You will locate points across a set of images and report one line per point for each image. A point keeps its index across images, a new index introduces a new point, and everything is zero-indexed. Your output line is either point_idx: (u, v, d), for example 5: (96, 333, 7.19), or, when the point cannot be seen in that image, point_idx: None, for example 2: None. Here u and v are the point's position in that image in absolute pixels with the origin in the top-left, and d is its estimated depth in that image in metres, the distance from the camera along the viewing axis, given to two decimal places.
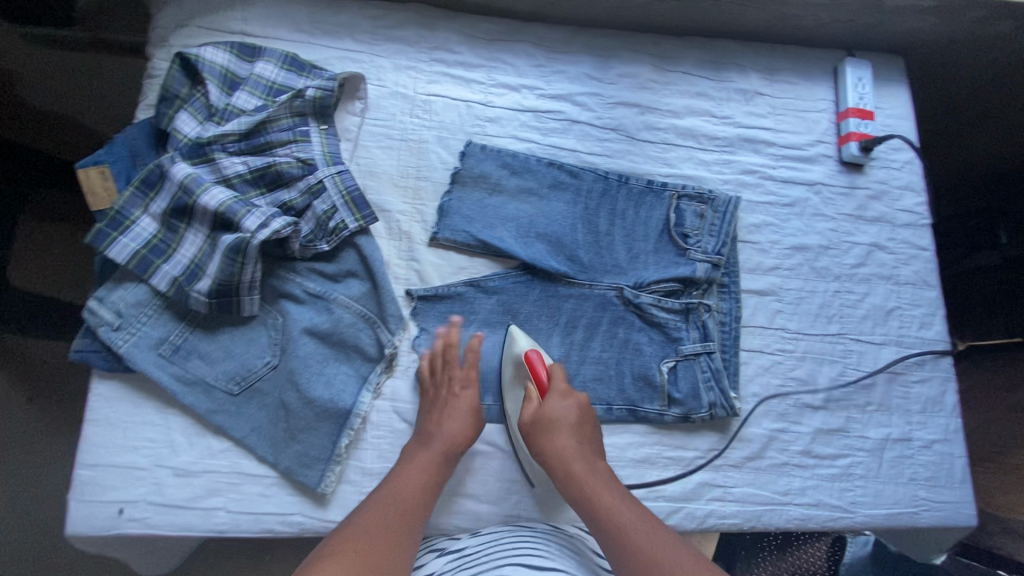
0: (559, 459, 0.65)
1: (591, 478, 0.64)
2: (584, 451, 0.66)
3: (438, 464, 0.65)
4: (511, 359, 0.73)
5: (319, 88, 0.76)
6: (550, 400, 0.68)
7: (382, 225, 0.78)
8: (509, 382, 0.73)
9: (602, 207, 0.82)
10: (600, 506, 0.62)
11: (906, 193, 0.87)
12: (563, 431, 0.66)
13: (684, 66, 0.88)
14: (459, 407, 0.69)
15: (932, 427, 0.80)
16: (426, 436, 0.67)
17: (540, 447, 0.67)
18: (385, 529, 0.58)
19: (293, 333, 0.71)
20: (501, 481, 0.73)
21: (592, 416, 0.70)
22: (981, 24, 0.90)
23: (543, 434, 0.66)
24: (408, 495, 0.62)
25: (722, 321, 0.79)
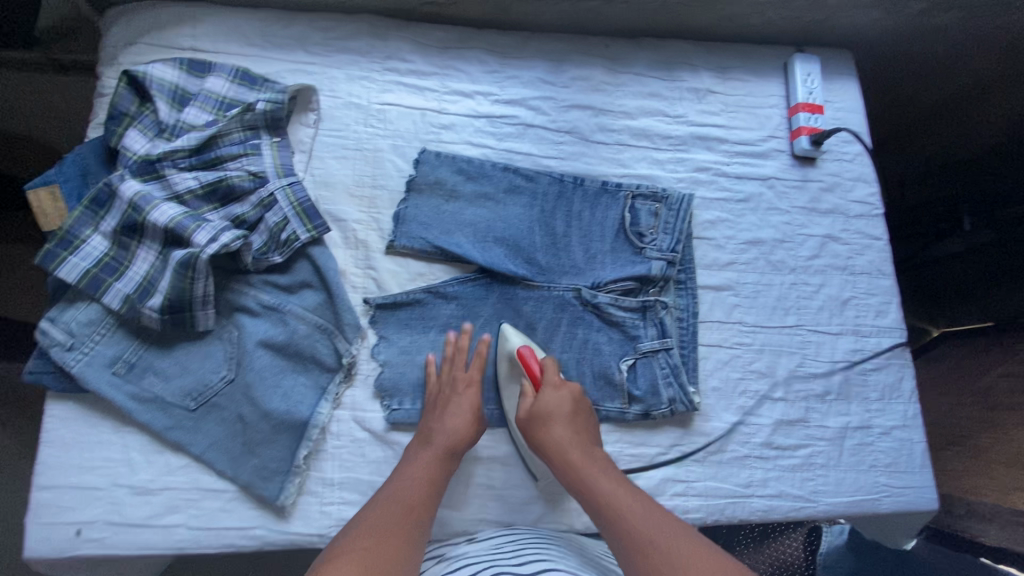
0: (558, 450, 0.67)
1: (592, 467, 0.65)
2: (580, 440, 0.68)
3: (442, 462, 0.66)
4: (507, 357, 0.76)
5: (269, 101, 0.76)
6: (545, 394, 0.70)
7: (337, 234, 0.78)
8: (504, 379, 0.76)
9: (558, 209, 0.82)
10: (603, 496, 0.63)
11: (858, 185, 0.89)
12: (559, 421, 0.68)
13: (636, 67, 0.89)
14: (460, 404, 0.70)
15: (890, 414, 0.81)
16: (429, 436, 0.68)
17: (539, 440, 0.68)
18: (397, 525, 0.58)
19: (248, 346, 0.71)
20: (472, 486, 0.74)
21: (587, 407, 0.72)
22: (923, 16, 0.92)
23: (540, 425, 0.68)
24: (414, 489, 0.63)
25: (680, 317, 0.80)
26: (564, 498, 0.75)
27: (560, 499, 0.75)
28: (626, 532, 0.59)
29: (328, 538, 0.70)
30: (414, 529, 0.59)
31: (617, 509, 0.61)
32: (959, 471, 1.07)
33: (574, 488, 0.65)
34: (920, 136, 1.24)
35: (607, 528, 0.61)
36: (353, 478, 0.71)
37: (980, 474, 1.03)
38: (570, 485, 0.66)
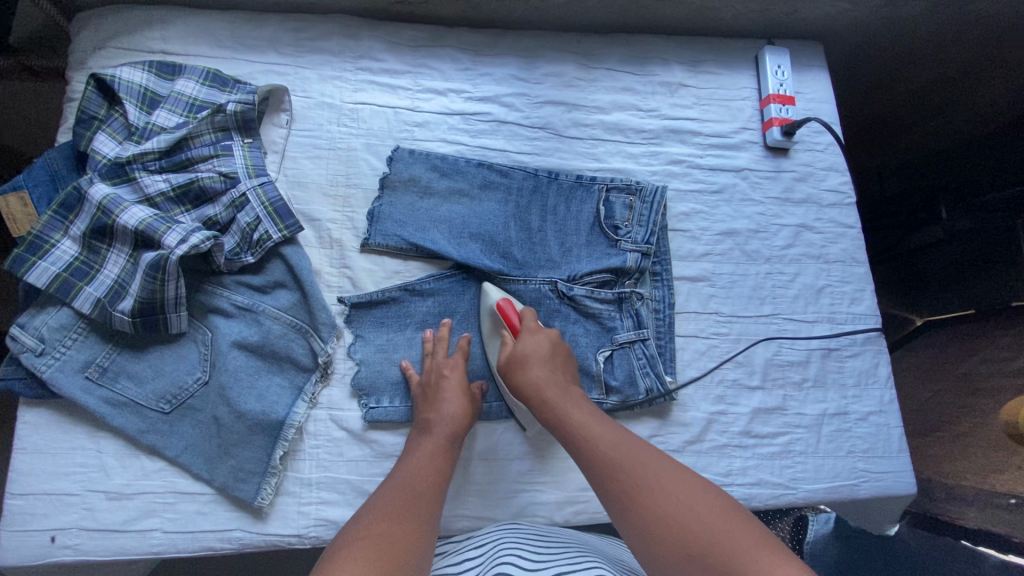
0: (535, 389, 0.68)
1: (566, 403, 0.67)
2: (555, 377, 0.69)
3: (443, 449, 0.67)
4: (486, 311, 0.76)
5: (239, 101, 0.76)
6: (522, 340, 0.71)
7: (311, 234, 0.77)
8: (487, 335, 0.76)
9: (533, 204, 0.83)
10: (579, 428, 0.65)
11: (831, 174, 0.90)
12: (534, 364, 0.69)
13: (609, 62, 0.90)
14: (452, 388, 0.70)
15: (867, 400, 0.82)
16: (426, 423, 0.68)
17: (517, 383, 0.69)
18: (403, 513, 0.58)
19: (222, 347, 0.70)
20: (462, 484, 0.74)
21: (563, 347, 0.73)
22: (890, 6, 0.93)
23: (519, 371, 0.69)
24: (421, 479, 0.63)
25: (656, 308, 0.81)
26: (544, 491, 0.75)
27: (542, 493, 0.75)
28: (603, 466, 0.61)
29: (308, 538, 0.70)
30: (420, 513, 0.59)
31: (594, 445, 0.63)
32: (940, 457, 1.07)
33: (549, 423, 0.67)
34: (899, 126, 1.26)
35: (585, 462, 0.63)
36: (331, 477, 0.71)
37: (963, 459, 1.03)
38: (546, 421, 0.67)
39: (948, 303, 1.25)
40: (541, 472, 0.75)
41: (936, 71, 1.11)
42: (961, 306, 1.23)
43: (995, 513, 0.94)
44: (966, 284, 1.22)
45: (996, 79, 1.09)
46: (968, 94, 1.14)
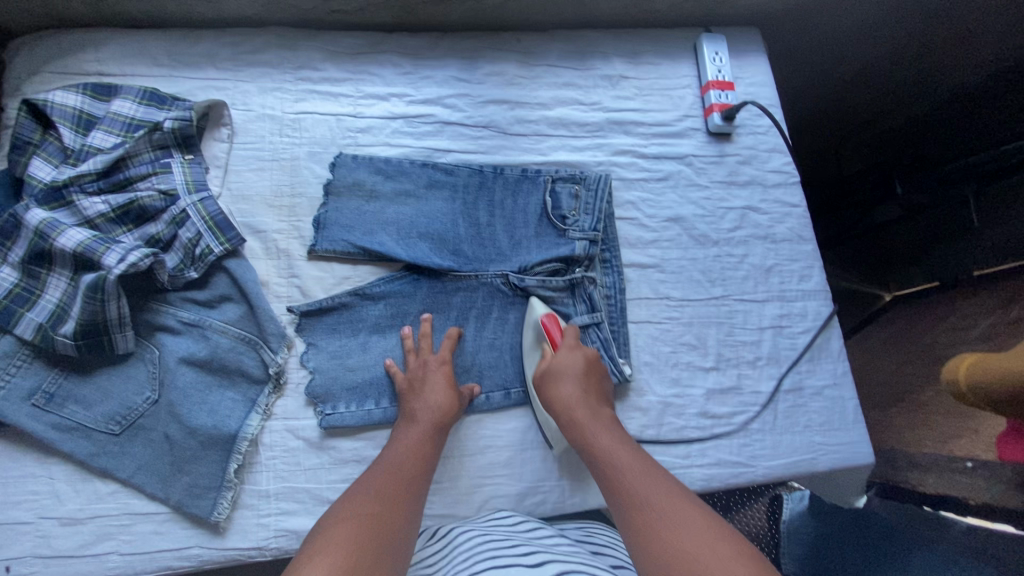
0: (565, 405, 0.69)
1: (599, 429, 0.67)
2: (587, 399, 0.70)
3: (430, 436, 0.68)
4: (530, 324, 0.78)
5: (177, 118, 0.76)
6: (559, 356, 0.73)
7: (257, 245, 0.77)
8: (528, 349, 0.78)
9: (480, 200, 0.84)
10: (613, 455, 0.64)
11: (774, 155, 0.91)
12: (569, 379, 0.71)
13: (549, 59, 0.91)
14: (437, 379, 0.72)
15: (821, 374, 0.83)
16: (413, 412, 0.70)
17: (550, 396, 0.71)
18: (392, 490, 0.61)
19: (170, 364, 0.70)
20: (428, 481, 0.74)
21: (600, 368, 0.74)
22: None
23: (554, 383, 0.71)
24: (411, 459, 0.65)
25: (608, 294, 0.82)
26: (506, 484, 0.75)
27: (503, 486, 0.75)
28: (629, 496, 0.59)
29: (268, 550, 0.69)
30: (408, 491, 0.61)
31: (624, 475, 0.62)
32: (905, 427, 1.11)
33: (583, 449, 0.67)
34: (862, 104, 1.27)
35: (612, 496, 0.61)
36: (290, 487, 0.71)
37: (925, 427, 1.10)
38: (578, 446, 0.68)
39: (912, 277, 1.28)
40: (501, 464, 0.76)
41: (884, 47, 1.12)
42: (926, 280, 1.26)
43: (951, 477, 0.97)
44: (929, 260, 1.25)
45: (956, 51, 1.09)
46: (922, 70, 1.15)
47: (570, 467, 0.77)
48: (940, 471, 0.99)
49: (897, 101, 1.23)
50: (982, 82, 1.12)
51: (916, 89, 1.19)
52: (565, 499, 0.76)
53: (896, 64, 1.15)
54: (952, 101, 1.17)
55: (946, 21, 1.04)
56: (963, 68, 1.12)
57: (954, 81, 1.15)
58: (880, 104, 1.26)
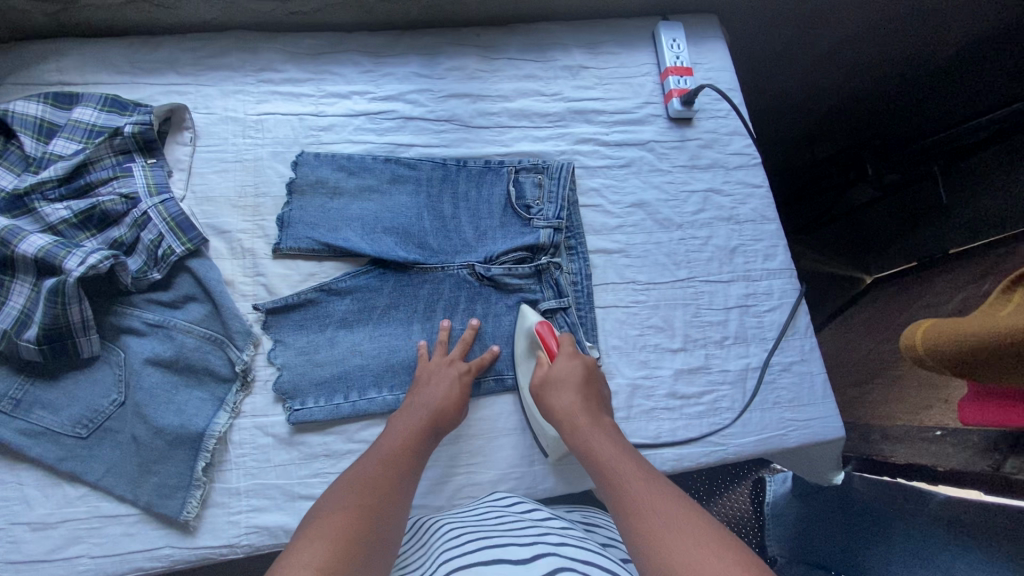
0: (565, 414, 0.68)
1: (603, 440, 0.65)
2: (587, 404, 0.69)
3: (428, 431, 0.67)
4: (525, 332, 0.77)
5: (137, 123, 0.77)
6: (556, 366, 0.71)
7: (222, 246, 0.78)
8: (522, 356, 0.77)
9: (444, 192, 0.84)
10: (617, 464, 0.61)
11: (735, 138, 0.92)
12: (564, 389, 0.69)
13: (509, 52, 0.93)
14: (450, 385, 0.71)
15: (789, 350, 0.84)
16: (414, 408, 0.69)
17: (549, 407, 0.69)
18: (385, 481, 0.60)
19: (135, 365, 0.70)
20: None
21: (597, 376, 0.73)
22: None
23: (552, 395, 0.69)
24: (404, 451, 0.64)
25: (574, 280, 0.83)
26: (477, 472, 0.76)
27: (475, 474, 0.76)
28: (631, 504, 0.56)
29: (239, 547, 0.69)
30: (401, 485, 0.61)
31: (626, 484, 0.58)
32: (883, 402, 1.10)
33: (586, 460, 0.65)
34: (828, 90, 1.29)
35: (612, 502, 0.58)
36: (260, 484, 0.71)
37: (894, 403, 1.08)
38: (582, 458, 0.65)
39: (892, 259, 1.34)
40: (471, 453, 0.76)
41: (870, 17, 1.10)
42: (907, 260, 1.31)
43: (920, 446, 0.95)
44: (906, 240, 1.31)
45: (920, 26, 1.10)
46: (906, 43, 1.14)
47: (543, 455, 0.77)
48: (912, 441, 0.97)
49: (865, 81, 1.25)
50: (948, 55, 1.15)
51: (888, 68, 1.21)
52: (537, 484, 0.77)
53: (859, 44, 1.16)
54: (921, 79, 1.21)
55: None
56: (934, 45, 1.14)
57: (920, 56, 1.17)
58: (847, 85, 1.27)
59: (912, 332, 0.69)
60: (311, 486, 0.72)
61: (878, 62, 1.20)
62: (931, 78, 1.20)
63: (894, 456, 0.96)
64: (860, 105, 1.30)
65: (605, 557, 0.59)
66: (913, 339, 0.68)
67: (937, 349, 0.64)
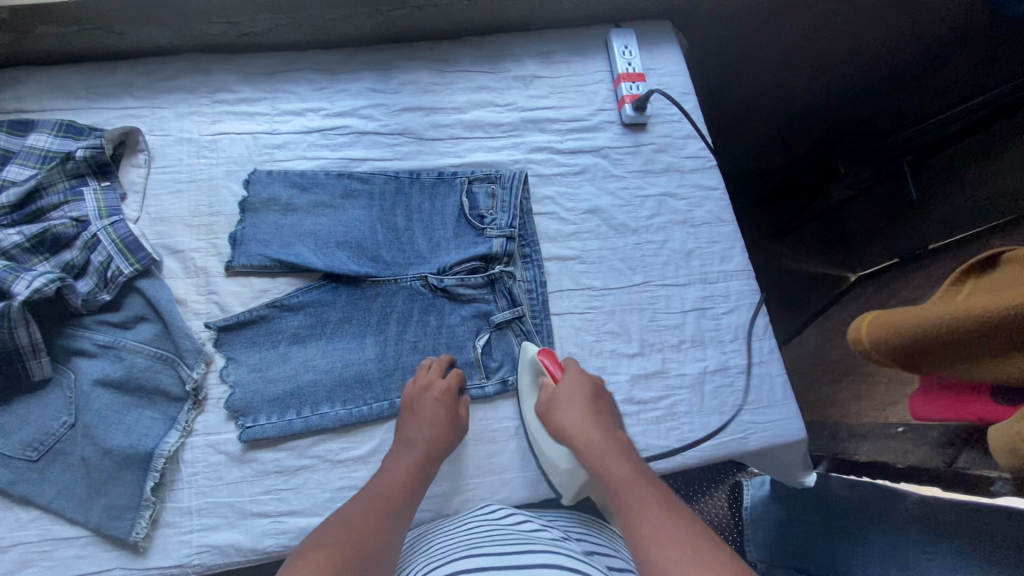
0: (574, 431, 0.69)
1: (615, 460, 0.65)
2: (597, 421, 0.70)
3: (422, 465, 0.68)
4: (526, 365, 0.77)
5: (88, 147, 0.78)
6: (561, 385, 0.73)
7: (176, 266, 0.79)
8: (528, 389, 0.77)
9: (397, 205, 0.84)
10: (628, 485, 0.62)
11: (689, 141, 0.92)
12: (570, 404, 0.71)
13: (463, 65, 0.94)
14: (431, 411, 0.71)
15: (747, 352, 0.83)
16: (409, 439, 0.70)
17: (555, 424, 0.71)
18: (377, 515, 0.61)
19: (85, 387, 0.71)
20: (351, 488, 0.73)
21: (605, 395, 0.74)
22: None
23: (561, 412, 0.70)
24: (399, 485, 0.66)
25: (529, 289, 0.83)
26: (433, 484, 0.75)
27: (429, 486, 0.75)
28: (640, 530, 0.57)
29: (192, 566, 0.69)
30: (392, 518, 0.62)
31: (636, 502, 0.60)
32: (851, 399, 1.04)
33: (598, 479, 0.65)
34: (795, 91, 1.32)
35: (623, 520, 0.60)
36: (212, 502, 0.71)
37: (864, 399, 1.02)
38: (594, 474, 0.66)
39: (876, 256, 1.30)
40: None
41: (824, 16, 1.13)
42: (891, 256, 1.27)
43: (884, 444, 0.86)
44: (890, 236, 1.28)
45: (876, 21, 1.12)
46: (866, 40, 1.16)
47: (499, 467, 0.77)
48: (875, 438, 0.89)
49: (832, 80, 1.27)
50: (913, 53, 1.14)
51: (852, 67, 1.22)
52: (491, 495, 0.75)
53: (816, 45, 1.20)
54: (890, 78, 1.21)
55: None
56: (893, 42, 1.14)
57: (883, 53, 1.17)
58: (814, 84, 1.29)
59: (852, 330, 0.69)
60: (263, 503, 0.72)
61: (840, 61, 1.22)
62: (900, 76, 1.19)
63: (857, 455, 0.89)
64: (832, 105, 1.31)
65: (589, 563, 0.59)
66: (854, 336, 0.69)
67: (878, 341, 0.65)
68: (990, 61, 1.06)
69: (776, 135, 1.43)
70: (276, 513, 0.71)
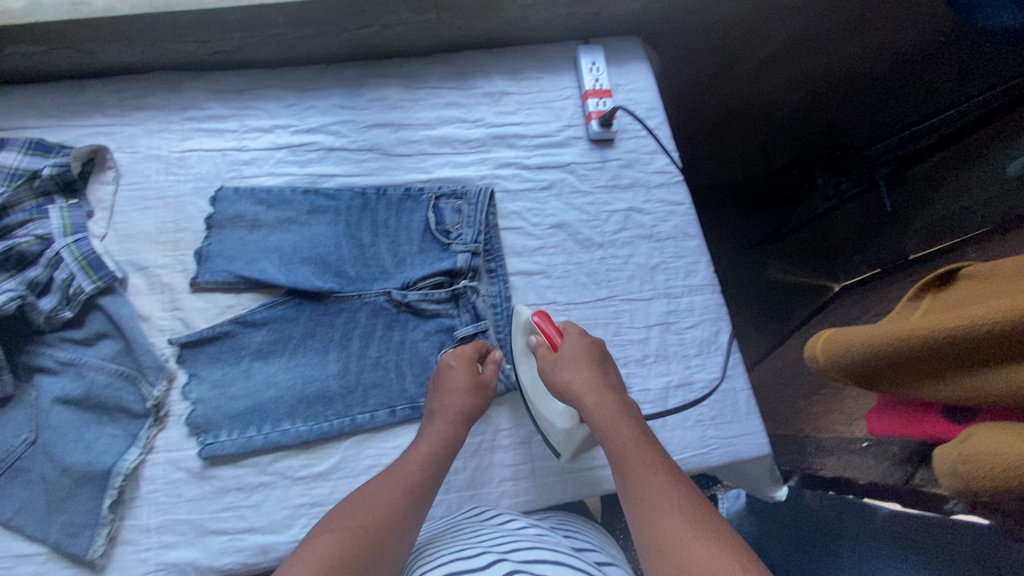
0: (576, 392, 0.67)
1: (619, 422, 0.63)
2: (600, 382, 0.67)
3: (447, 435, 0.69)
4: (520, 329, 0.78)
5: (55, 165, 0.79)
6: (564, 350, 0.71)
7: (142, 282, 0.80)
8: (522, 354, 0.78)
9: (363, 221, 0.85)
10: (632, 451, 0.60)
11: (656, 156, 0.93)
12: (575, 365, 0.69)
13: (431, 82, 0.95)
14: (455, 387, 0.72)
15: (710, 367, 0.83)
16: (432, 414, 0.71)
17: (559, 384, 0.69)
18: (394, 493, 0.61)
19: (45, 404, 0.71)
20: (312, 505, 0.73)
21: (608, 356, 0.73)
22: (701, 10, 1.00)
23: (565, 372, 0.69)
24: (425, 461, 0.66)
25: (494, 303, 0.83)
26: None
27: None
28: (640, 499, 0.56)
29: None
30: (414, 494, 0.62)
31: (636, 472, 0.58)
32: (811, 413, 1.02)
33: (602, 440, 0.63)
34: (771, 102, 1.33)
35: (626, 489, 0.58)
36: (171, 519, 0.71)
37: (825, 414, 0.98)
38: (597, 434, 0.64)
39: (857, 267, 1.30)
40: None
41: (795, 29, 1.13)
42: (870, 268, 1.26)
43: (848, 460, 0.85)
44: (869, 246, 1.27)
45: (847, 33, 1.12)
46: (840, 53, 1.16)
47: (461, 483, 0.76)
48: (841, 454, 0.88)
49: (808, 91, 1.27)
50: (890, 67, 1.12)
51: (826, 80, 1.22)
52: (452, 511, 0.75)
53: (793, 52, 1.20)
54: (869, 91, 1.18)
55: None
56: (869, 57, 1.13)
57: (858, 68, 1.16)
58: (791, 95, 1.29)
59: (809, 348, 0.69)
60: (222, 521, 0.72)
61: (815, 72, 1.22)
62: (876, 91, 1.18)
63: (824, 470, 0.89)
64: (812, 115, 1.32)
65: (579, 560, 0.61)
66: (811, 351, 0.68)
67: (833, 361, 0.64)
68: (966, 74, 1.04)
69: (758, 143, 1.45)
70: (235, 530, 0.71)
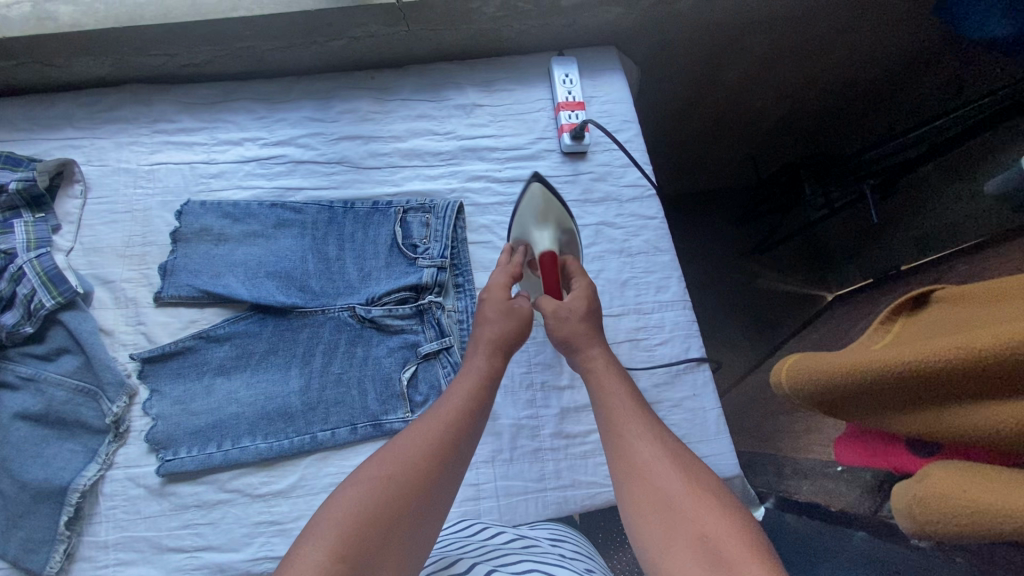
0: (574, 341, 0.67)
1: (612, 378, 0.63)
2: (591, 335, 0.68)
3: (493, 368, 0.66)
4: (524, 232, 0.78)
5: (21, 180, 0.79)
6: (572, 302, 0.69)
7: (107, 296, 0.80)
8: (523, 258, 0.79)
9: (330, 234, 0.84)
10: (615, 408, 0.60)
11: (629, 170, 0.92)
12: (585, 319, 0.68)
13: (402, 93, 0.94)
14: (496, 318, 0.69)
15: (680, 386, 0.82)
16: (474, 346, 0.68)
17: (562, 336, 0.68)
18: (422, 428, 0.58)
19: (5, 420, 0.71)
20: (270, 523, 0.73)
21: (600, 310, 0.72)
22: (680, 20, 0.99)
23: (562, 322, 0.68)
24: (471, 396, 0.62)
25: (460, 319, 0.83)
26: None
27: None
28: (623, 453, 0.55)
29: None
30: (463, 426, 0.59)
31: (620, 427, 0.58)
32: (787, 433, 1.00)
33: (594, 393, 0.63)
34: (755, 116, 1.29)
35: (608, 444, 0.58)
36: (129, 537, 0.71)
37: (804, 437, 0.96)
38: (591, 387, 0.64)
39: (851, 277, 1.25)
40: None
41: (779, 47, 1.08)
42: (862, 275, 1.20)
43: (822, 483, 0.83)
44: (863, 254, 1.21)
45: (832, 48, 1.08)
46: (826, 66, 1.13)
47: None
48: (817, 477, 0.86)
49: (795, 101, 1.24)
50: (878, 72, 1.13)
51: (813, 90, 1.21)
52: None
53: (776, 70, 1.15)
54: (863, 94, 1.19)
55: (808, 30, 1.03)
56: (856, 66, 1.12)
57: (847, 74, 1.15)
58: (777, 108, 1.26)
59: (775, 371, 0.66)
60: (180, 538, 0.71)
61: (801, 85, 1.20)
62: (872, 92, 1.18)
63: (798, 494, 0.86)
64: (800, 123, 1.30)
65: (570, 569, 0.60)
66: (775, 376, 0.66)
67: (795, 387, 0.61)
68: (957, 82, 1.04)
69: (744, 154, 1.43)
70: (192, 548, 0.71)
